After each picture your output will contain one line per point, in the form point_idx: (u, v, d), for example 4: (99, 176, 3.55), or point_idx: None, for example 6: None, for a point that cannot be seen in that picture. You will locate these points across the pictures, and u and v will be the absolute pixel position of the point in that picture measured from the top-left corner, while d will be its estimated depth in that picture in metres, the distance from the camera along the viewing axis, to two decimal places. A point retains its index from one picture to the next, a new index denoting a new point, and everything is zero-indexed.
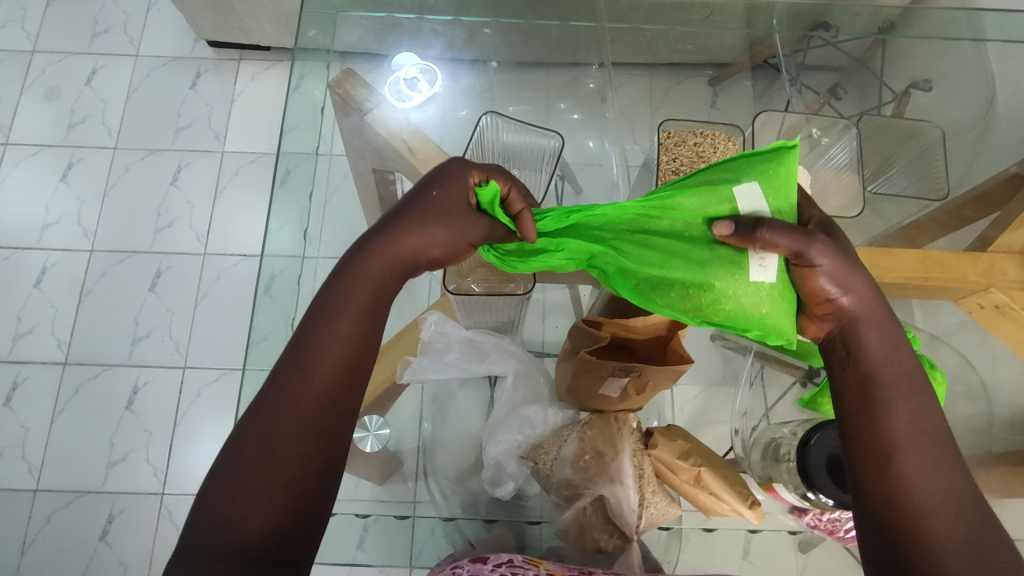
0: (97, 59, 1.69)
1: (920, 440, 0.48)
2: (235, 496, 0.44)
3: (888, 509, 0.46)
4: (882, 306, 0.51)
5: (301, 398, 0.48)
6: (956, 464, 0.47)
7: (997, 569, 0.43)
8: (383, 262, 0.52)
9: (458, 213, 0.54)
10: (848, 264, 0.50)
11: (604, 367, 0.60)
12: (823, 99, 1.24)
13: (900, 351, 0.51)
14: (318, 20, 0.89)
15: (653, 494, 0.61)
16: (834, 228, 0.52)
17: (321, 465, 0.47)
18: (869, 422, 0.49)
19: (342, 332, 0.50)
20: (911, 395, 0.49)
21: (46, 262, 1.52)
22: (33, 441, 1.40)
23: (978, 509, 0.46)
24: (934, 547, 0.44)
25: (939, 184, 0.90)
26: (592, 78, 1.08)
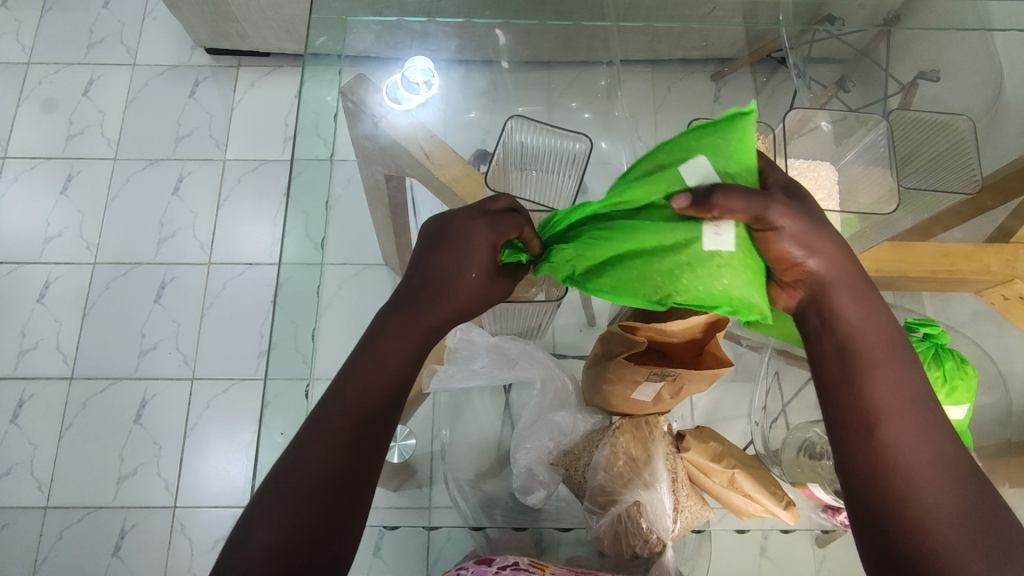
0: (94, 69, 1.67)
1: (903, 407, 0.46)
2: (274, 524, 0.44)
3: (872, 484, 0.45)
4: (855, 265, 0.48)
5: (335, 437, 0.48)
6: (941, 429, 0.45)
7: (984, 532, 0.43)
8: (423, 321, 0.52)
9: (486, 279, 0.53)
10: (813, 226, 0.46)
11: (643, 372, 0.58)
12: (831, 92, 1.19)
13: (877, 312, 0.48)
14: (328, 26, 0.87)
15: (687, 497, 0.62)
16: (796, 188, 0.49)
17: (358, 491, 0.47)
18: (851, 394, 0.46)
19: (380, 377, 0.50)
20: (893, 361, 0.47)
21: (49, 276, 1.50)
22: (42, 458, 1.38)
23: (964, 472, 0.45)
24: (927, 521, 0.43)
25: (974, 173, 0.74)
26: (603, 77, 1.06)
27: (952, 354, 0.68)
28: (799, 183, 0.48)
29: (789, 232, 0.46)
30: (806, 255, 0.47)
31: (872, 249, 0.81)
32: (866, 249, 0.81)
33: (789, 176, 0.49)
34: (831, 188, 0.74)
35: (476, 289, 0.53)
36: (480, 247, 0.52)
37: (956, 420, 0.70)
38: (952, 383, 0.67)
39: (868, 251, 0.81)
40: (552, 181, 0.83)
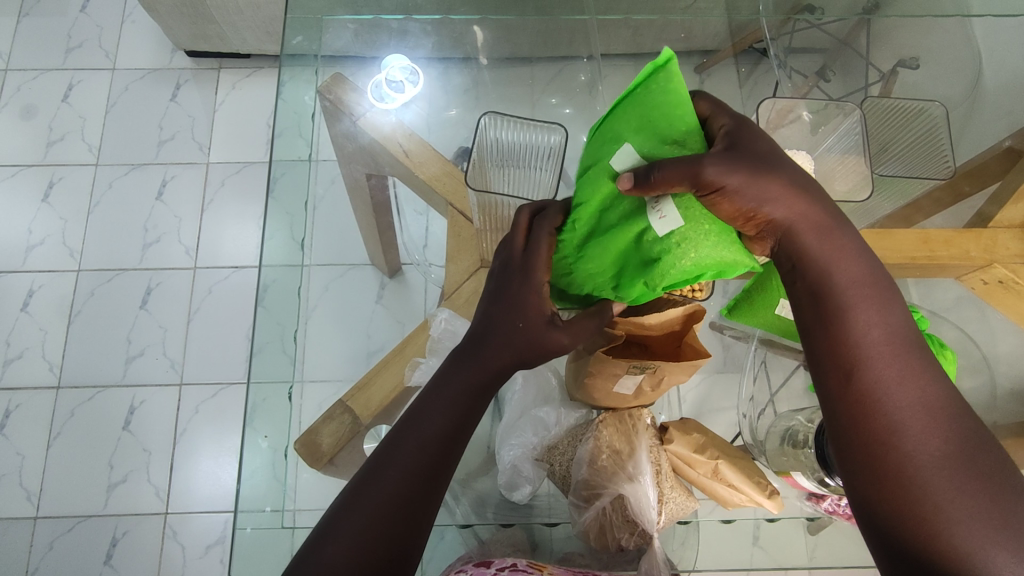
0: (73, 74, 1.65)
1: (881, 350, 0.45)
2: (337, 549, 0.45)
3: (854, 428, 0.45)
4: (823, 207, 0.47)
5: (395, 472, 0.48)
6: (923, 369, 0.45)
7: (970, 474, 0.42)
8: (484, 363, 0.51)
9: (538, 323, 0.51)
10: (757, 174, 0.44)
11: (621, 365, 0.59)
12: (810, 82, 1.20)
13: (851, 252, 0.47)
14: (303, 27, 0.87)
15: (672, 489, 0.62)
16: (751, 128, 0.47)
17: (415, 529, 0.48)
18: (834, 339, 0.46)
19: (440, 417, 0.50)
20: (875, 304, 0.46)
21: (33, 285, 1.49)
22: (30, 469, 1.37)
23: (948, 414, 0.44)
24: (907, 464, 0.43)
25: (947, 159, 0.73)
26: (583, 71, 1.00)
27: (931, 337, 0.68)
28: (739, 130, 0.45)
29: (751, 176, 0.44)
30: (777, 200, 0.45)
31: None
32: None
33: (735, 118, 0.48)
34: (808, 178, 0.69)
35: (536, 337, 0.51)
36: (519, 293, 0.52)
37: None
38: None
39: None
40: (526, 179, 0.74)
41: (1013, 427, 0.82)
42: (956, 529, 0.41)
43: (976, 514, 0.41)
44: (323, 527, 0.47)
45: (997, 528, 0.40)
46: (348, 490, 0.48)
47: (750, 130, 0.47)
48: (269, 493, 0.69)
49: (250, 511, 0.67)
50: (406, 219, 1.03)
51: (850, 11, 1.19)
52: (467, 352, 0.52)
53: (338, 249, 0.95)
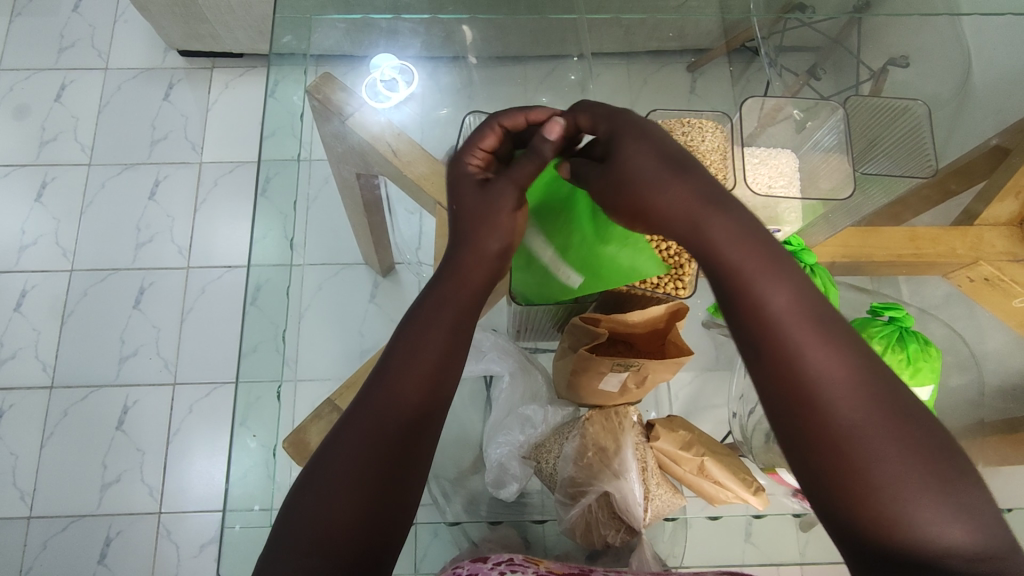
0: (66, 74, 1.65)
1: (789, 321, 0.44)
2: (331, 485, 0.46)
3: (776, 401, 0.44)
4: (702, 188, 0.47)
5: (387, 402, 0.49)
6: (835, 334, 0.44)
7: (890, 433, 0.41)
8: (453, 306, 0.52)
9: (494, 184, 0.52)
10: (635, 181, 0.47)
11: (604, 363, 0.59)
12: (802, 81, 1.20)
13: (747, 227, 0.46)
14: (291, 26, 0.86)
15: (658, 486, 0.62)
16: (626, 117, 0.50)
17: (410, 461, 0.48)
18: (750, 317, 0.45)
19: (426, 349, 0.50)
20: (783, 276, 0.45)
21: (26, 285, 1.48)
22: (24, 468, 1.37)
23: (864, 376, 0.43)
24: (829, 433, 0.42)
25: (929, 159, 0.73)
26: (573, 70, 1.01)
27: (915, 335, 0.71)
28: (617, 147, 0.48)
29: (633, 175, 0.47)
30: (664, 187, 0.46)
31: (837, 235, 0.84)
32: (830, 236, 0.84)
33: (609, 134, 0.50)
34: (792, 175, 0.74)
35: (497, 202, 0.51)
36: (464, 177, 0.53)
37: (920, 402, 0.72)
38: (916, 364, 0.70)
39: (835, 237, 0.84)
40: None
41: (999, 424, 0.83)
42: (884, 493, 0.40)
43: (906, 476, 0.40)
44: (313, 465, 0.47)
45: (923, 485, 0.40)
46: (339, 425, 0.49)
47: (633, 133, 0.49)
48: (258, 492, 0.69)
49: (239, 509, 0.67)
50: (398, 215, 1.00)
51: (841, 10, 1.19)
52: (433, 302, 0.52)
53: (331, 248, 0.95)
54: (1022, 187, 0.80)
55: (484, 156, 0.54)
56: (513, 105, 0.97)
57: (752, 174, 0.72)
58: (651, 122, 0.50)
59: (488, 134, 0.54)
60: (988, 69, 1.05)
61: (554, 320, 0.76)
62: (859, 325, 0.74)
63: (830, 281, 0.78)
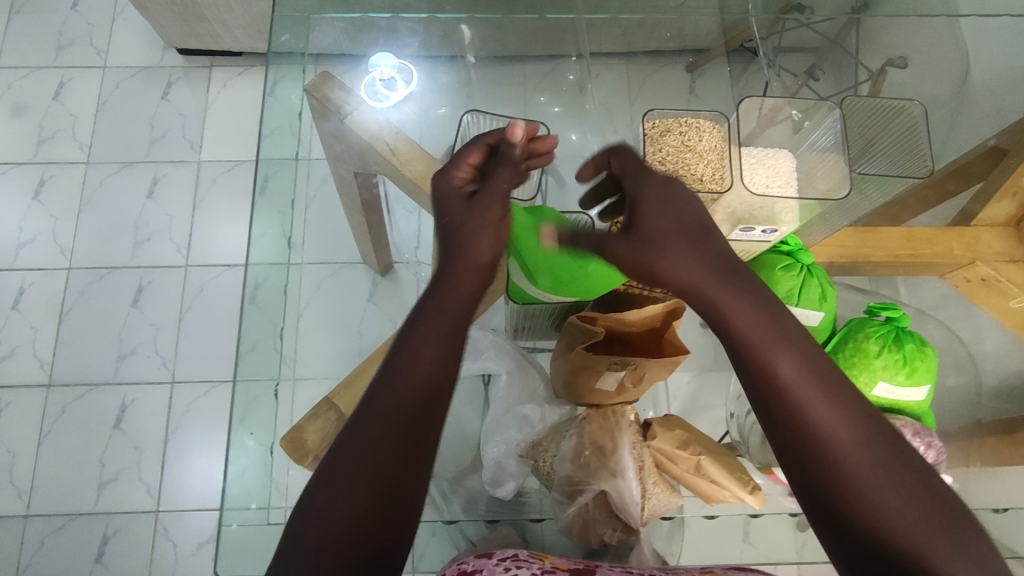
0: (64, 72, 1.65)
1: (798, 382, 0.46)
2: (337, 492, 0.46)
3: (793, 459, 0.46)
4: (712, 257, 0.51)
5: (386, 406, 0.48)
6: (842, 394, 0.46)
7: (901, 489, 0.43)
8: (451, 314, 0.52)
9: (479, 194, 0.56)
10: (651, 248, 0.51)
11: (600, 362, 0.61)
12: (800, 81, 1.21)
13: (752, 293, 0.50)
14: (289, 24, 0.86)
15: (655, 485, 0.62)
16: (643, 183, 0.53)
17: (416, 462, 0.48)
18: (760, 382, 0.48)
19: (423, 352, 0.50)
20: (788, 341, 0.48)
21: (24, 283, 1.48)
22: (21, 466, 1.37)
23: (872, 434, 0.45)
24: (844, 490, 0.44)
25: (925, 158, 0.73)
26: (572, 70, 1.01)
27: (911, 337, 0.71)
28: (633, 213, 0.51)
29: (648, 242, 0.51)
30: (673, 257, 0.50)
31: (835, 235, 0.85)
32: (828, 235, 0.85)
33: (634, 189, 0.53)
34: (790, 176, 0.71)
35: (482, 206, 0.55)
36: (453, 191, 0.57)
37: (917, 402, 0.72)
38: (911, 365, 0.70)
39: (832, 237, 0.85)
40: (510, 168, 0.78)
41: (997, 425, 0.83)
42: (903, 547, 0.42)
43: (922, 529, 0.42)
44: (318, 475, 0.47)
45: (939, 539, 0.42)
46: (341, 433, 0.49)
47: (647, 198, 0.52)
48: (255, 491, 0.69)
49: (236, 508, 0.67)
50: (398, 216, 1.01)
51: (840, 10, 1.19)
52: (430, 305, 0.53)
53: (330, 247, 0.95)
54: (1018, 188, 0.80)
55: (471, 171, 0.58)
56: (511, 104, 0.97)
57: (749, 173, 0.70)
58: (671, 184, 0.53)
59: (473, 151, 0.58)
60: (987, 69, 1.05)
61: (552, 319, 0.76)
62: (857, 324, 0.75)
63: (828, 281, 0.79)
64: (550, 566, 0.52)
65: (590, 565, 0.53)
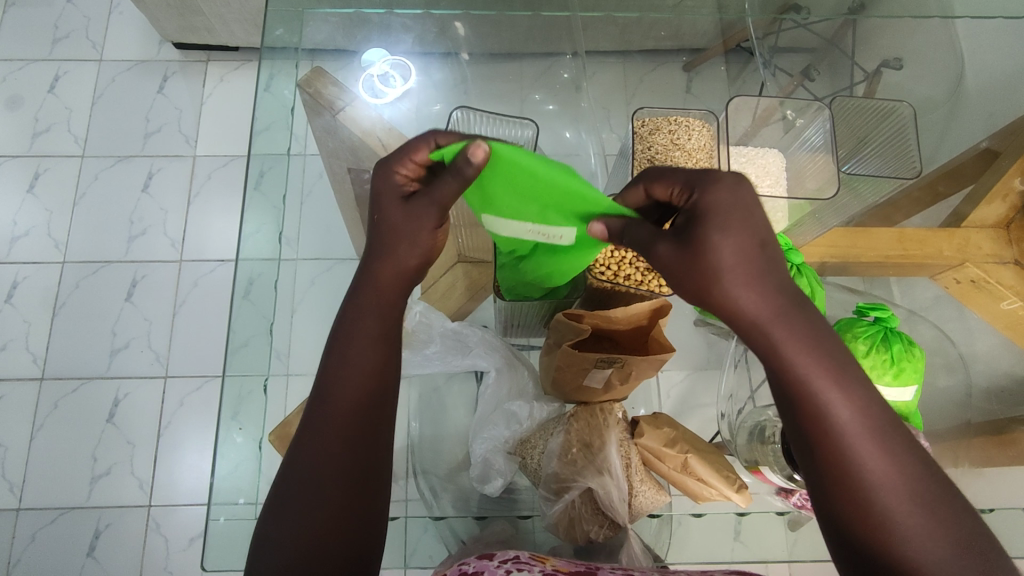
0: (60, 65, 1.64)
1: (855, 428, 0.42)
2: (305, 494, 0.48)
3: (838, 505, 0.43)
4: (778, 286, 0.43)
5: (337, 408, 0.49)
6: (895, 439, 0.43)
7: (948, 539, 0.42)
8: (376, 311, 0.50)
9: (414, 202, 0.47)
10: (710, 277, 0.42)
11: (588, 360, 0.61)
12: (796, 82, 1.22)
13: (812, 329, 0.43)
14: (284, 18, 0.86)
15: (641, 482, 0.63)
16: (711, 185, 0.43)
17: (373, 449, 0.50)
18: (812, 423, 0.43)
19: (360, 348, 0.50)
20: (851, 385, 0.43)
21: (17, 276, 1.48)
22: (14, 460, 1.37)
23: (925, 482, 0.42)
24: (892, 540, 0.42)
25: (913, 161, 0.73)
26: (567, 69, 1.01)
27: (898, 337, 0.71)
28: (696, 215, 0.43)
29: (711, 267, 0.42)
30: (738, 285, 0.42)
31: (825, 235, 0.85)
32: (818, 236, 0.85)
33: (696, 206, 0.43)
34: (780, 175, 0.74)
35: (419, 218, 0.47)
36: (390, 191, 0.48)
37: (903, 401, 0.72)
38: (899, 364, 0.70)
39: (823, 237, 0.84)
40: None
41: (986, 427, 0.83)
42: None
43: None
44: (281, 478, 0.49)
45: None
46: (296, 437, 0.50)
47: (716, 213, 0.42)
48: (244, 486, 0.69)
49: (224, 502, 0.67)
50: None
51: (837, 11, 1.19)
52: (355, 312, 0.51)
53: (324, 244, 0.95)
54: (1009, 189, 0.81)
55: (415, 170, 0.48)
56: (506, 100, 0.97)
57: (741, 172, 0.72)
58: (742, 186, 0.43)
59: (421, 147, 0.47)
60: (981, 72, 1.06)
61: (542, 316, 0.76)
62: (845, 324, 0.75)
63: (817, 280, 0.79)
64: (553, 569, 0.50)
65: (590, 568, 0.52)
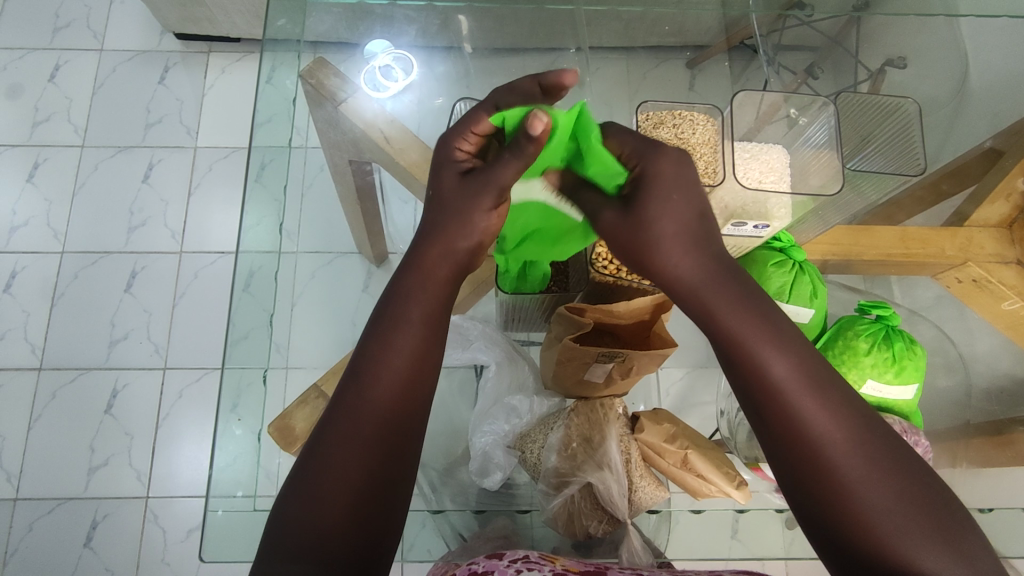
0: (61, 54, 1.64)
1: (794, 383, 0.43)
2: (321, 486, 0.45)
3: (787, 461, 0.43)
4: (712, 250, 0.46)
5: (370, 403, 0.47)
6: (837, 394, 0.43)
7: (898, 489, 0.41)
8: (419, 303, 0.49)
9: (470, 177, 0.49)
10: (649, 241, 0.46)
11: (590, 354, 0.60)
12: (799, 79, 1.22)
13: (744, 291, 0.45)
14: (286, 8, 0.84)
15: (641, 478, 0.63)
16: (654, 156, 0.46)
17: (402, 449, 0.48)
18: (750, 384, 0.44)
19: (397, 343, 0.48)
20: (785, 342, 0.44)
21: (16, 266, 1.48)
22: (12, 448, 1.37)
23: (870, 434, 0.43)
24: (841, 492, 0.41)
25: (917, 158, 0.75)
26: (569, 63, 1.00)
27: (901, 336, 0.71)
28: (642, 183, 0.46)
29: (648, 235, 0.45)
30: (673, 250, 0.45)
31: (829, 232, 0.85)
32: (821, 233, 0.84)
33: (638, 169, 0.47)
34: (782, 171, 0.72)
35: (472, 196, 0.49)
36: (449, 163, 0.50)
37: (904, 401, 0.72)
38: (900, 363, 0.70)
39: (826, 235, 0.85)
40: None
41: (985, 427, 0.83)
42: (900, 548, 0.40)
43: (917, 530, 0.40)
44: (294, 470, 0.46)
45: (936, 537, 0.40)
46: (315, 433, 0.48)
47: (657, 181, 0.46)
48: (244, 478, 0.68)
49: (223, 494, 0.67)
50: (391, 205, 1.04)
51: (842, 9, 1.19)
52: (402, 291, 0.50)
53: (326, 237, 0.94)
54: (1013, 189, 0.81)
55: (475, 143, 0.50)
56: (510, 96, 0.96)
57: (742, 169, 0.71)
58: (682, 164, 0.46)
59: (482, 119, 0.49)
60: (986, 70, 1.04)
61: (543, 310, 0.75)
62: (847, 322, 0.74)
63: (818, 277, 0.79)
64: (562, 569, 0.50)
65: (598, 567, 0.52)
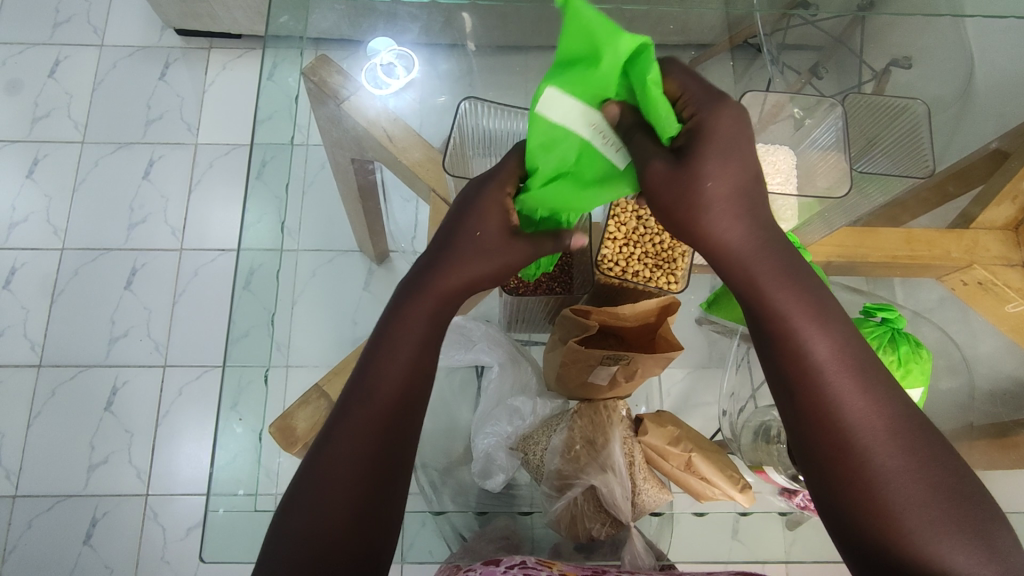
0: (61, 49, 1.63)
1: (833, 365, 0.43)
2: (322, 491, 0.46)
3: (817, 444, 0.43)
4: (763, 224, 0.44)
5: (369, 409, 0.48)
6: (874, 379, 0.44)
7: (927, 480, 0.41)
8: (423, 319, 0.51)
9: (517, 239, 0.52)
10: (701, 202, 0.43)
11: (595, 356, 0.60)
12: (803, 79, 1.22)
13: (791, 270, 0.45)
14: (288, 5, 0.84)
15: (644, 480, 0.63)
16: (716, 109, 0.42)
17: (398, 452, 0.49)
18: (790, 363, 0.44)
19: (399, 351, 0.50)
20: (829, 324, 0.44)
21: (15, 262, 1.47)
22: (11, 445, 1.37)
23: (904, 424, 0.43)
24: (868, 478, 0.42)
25: (925, 159, 0.73)
26: None
27: (905, 337, 0.70)
28: (702, 130, 0.42)
29: (694, 197, 0.43)
30: (724, 216, 0.43)
31: (834, 236, 0.84)
32: (827, 236, 0.84)
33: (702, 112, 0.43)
34: (787, 173, 0.74)
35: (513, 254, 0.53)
36: (497, 207, 0.52)
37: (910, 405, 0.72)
38: (906, 366, 0.69)
39: (832, 237, 0.84)
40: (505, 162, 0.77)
41: (988, 429, 0.83)
42: (924, 540, 0.40)
43: (943, 522, 0.40)
44: (300, 472, 0.47)
45: (961, 531, 0.40)
46: (319, 439, 0.48)
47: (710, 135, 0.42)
48: (245, 477, 0.68)
49: (223, 493, 0.67)
50: (392, 203, 1.04)
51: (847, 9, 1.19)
52: (407, 307, 0.51)
53: (328, 235, 0.94)
54: (1018, 192, 0.80)
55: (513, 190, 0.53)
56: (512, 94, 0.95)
57: None
58: (745, 119, 0.43)
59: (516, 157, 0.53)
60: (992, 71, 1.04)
61: (546, 310, 0.75)
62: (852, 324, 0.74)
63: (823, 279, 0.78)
64: None
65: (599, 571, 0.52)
